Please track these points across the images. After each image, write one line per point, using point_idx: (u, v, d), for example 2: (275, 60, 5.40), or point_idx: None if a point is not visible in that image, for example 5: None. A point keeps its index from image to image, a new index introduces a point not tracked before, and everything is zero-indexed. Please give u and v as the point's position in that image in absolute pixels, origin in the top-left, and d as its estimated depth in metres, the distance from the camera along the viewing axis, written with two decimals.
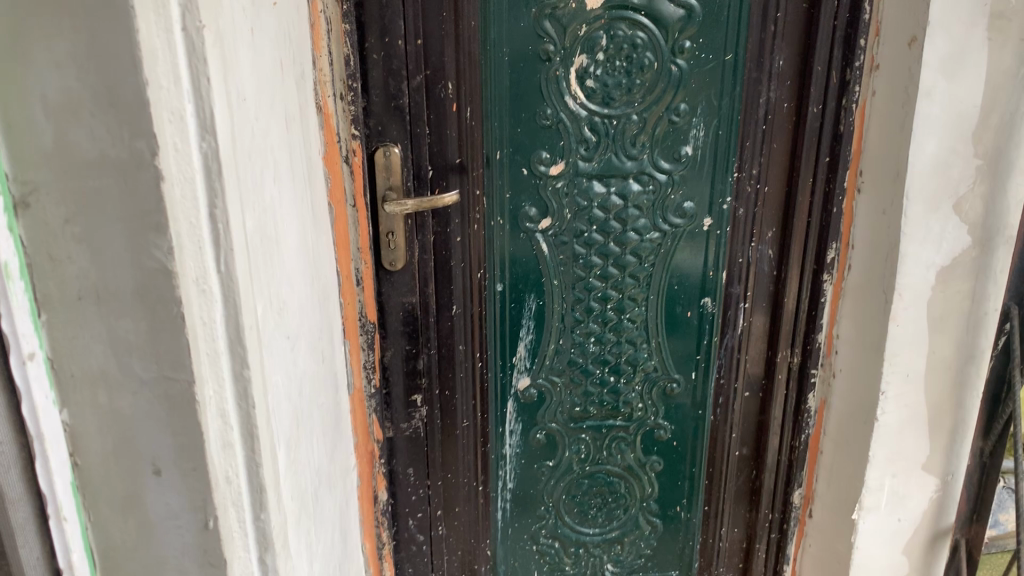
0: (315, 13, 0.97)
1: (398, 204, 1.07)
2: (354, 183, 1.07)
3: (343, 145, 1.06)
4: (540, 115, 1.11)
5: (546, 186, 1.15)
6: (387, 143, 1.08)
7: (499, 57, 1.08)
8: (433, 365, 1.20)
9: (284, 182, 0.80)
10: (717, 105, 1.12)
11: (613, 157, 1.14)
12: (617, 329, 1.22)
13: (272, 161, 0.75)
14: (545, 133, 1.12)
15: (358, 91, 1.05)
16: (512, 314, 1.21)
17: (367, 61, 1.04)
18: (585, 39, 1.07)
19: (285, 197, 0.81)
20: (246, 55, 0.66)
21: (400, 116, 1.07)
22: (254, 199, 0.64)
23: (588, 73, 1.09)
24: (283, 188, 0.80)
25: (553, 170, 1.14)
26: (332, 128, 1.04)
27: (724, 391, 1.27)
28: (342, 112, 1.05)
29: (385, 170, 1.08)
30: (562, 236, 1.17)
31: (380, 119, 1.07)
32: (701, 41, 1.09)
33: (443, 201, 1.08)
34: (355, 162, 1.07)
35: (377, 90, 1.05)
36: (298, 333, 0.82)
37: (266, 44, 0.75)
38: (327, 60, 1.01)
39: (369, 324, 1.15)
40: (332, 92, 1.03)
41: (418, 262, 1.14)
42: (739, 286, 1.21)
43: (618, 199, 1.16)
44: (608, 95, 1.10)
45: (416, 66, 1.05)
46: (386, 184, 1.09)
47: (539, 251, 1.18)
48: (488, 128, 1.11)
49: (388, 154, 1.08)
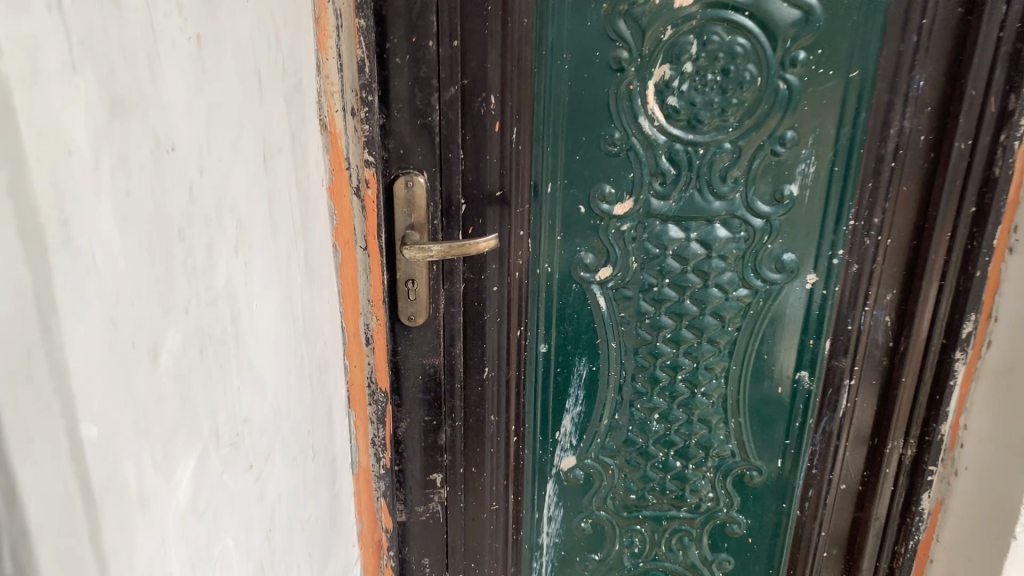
0: (320, 4, 0.74)
1: (421, 249, 0.84)
2: (366, 220, 0.84)
3: (353, 173, 0.82)
4: (606, 138, 0.88)
5: (608, 228, 0.92)
6: (409, 170, 0.85)
7: (557, 65, 0.85)
8: (457, 441, 0.97)
9: (253, 248, 0.57)
10: (834, 135, 0.87)
11: (696, 195, 0.90)
12: (688, 406, 0.99)
13: (234, 221, 0.53)
14: (611, 162, 0.89)
15: (376, 105, 0.81)
16: (557, 382, 0.98)
17: (389, 65, 0.80)
18: (670, 44, 0.83)
19: (257, 267, 0.58)
20: (179, 78, 0.43)
21: (427, 136, 0.84)
22: (182, 296, 0.43)
23: (670, 89, 0.85)
24: (252, 254, 0.57)
25: (618, 209, 0.91)
26: (340, 152, 0.80)
27: (815, 482, 1.04)
28: (353, 131, 0.81)
29: (405, 205, 0.85)
30: (625, 290, 0.94)
31: (402, 141, 0.83)
32: (820, 52, 0.84)
33: (476, 247, 0.85)
34: (367, 195, 0.84)
35: (400, 102, 0.82)
36: (270, 452, 0.61)
37: (231, 52, 0.52)
38: (335, 64, 0.77)
39: (379, 394, 0.93)
40: (341, 106, 0.80)
41: (444, 317, 0.91)
42: (845, 359, 0.97)
43: (699, 246, 0.92)
44: (694, 117, 0.86)
45: (452, 73, 0.81)
46: (408, 221, 0.86)
47: (594, 306, 0.95)
48: (539, 153, 0.89)
49: (411, 185, 0.84)
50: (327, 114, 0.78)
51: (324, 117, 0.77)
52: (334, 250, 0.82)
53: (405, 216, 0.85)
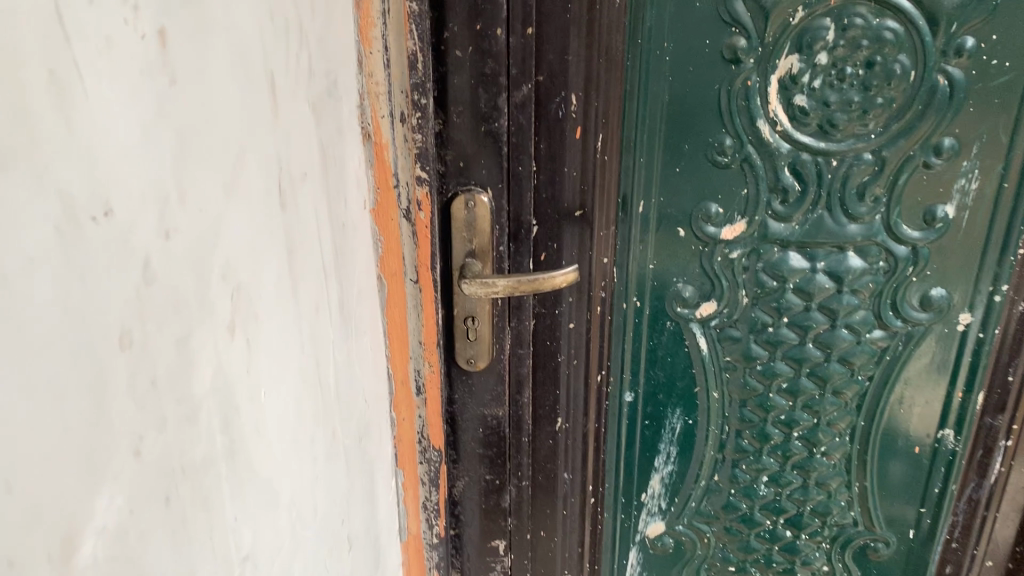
0: None
1: (484, 283, 0.69)
2: (418, 250, 0.69)
3: (402, 193, 0.67)
4: (715, 146, 0.71)
5: (713, 254, 0.75)
6: (470, 187, 0.69)
7: (656, 57, 0.69)
8: (524, 503, 0.82)
9: (265, 316, 0.43)
10: (1005, 142, 0.69)
11: (825, 216, 0.73)
12: (804, 468, 0.84)
13: (235, 285, 0.38)
14: (719, 176, 0.72)
15: (431, 108, 0.66)
16: (645, 436, 0.84)
17: (448, 58, 0.65)
18: (800, 30, 0.66)
19: (275, 340, 0.44)
20: (119, 102, 0.28)
21: (493, 145, 0.68)
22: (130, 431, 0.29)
23: (797, 85, 0.68)
24: (265, 323, 0.43)
25: (726, 232, 0.74)
26: (387, 167, 0.65)
27: (955, 558, 0.87)
28: (402, 141, 0.66)
29: (466, 229, 0.70)
30: (731, 330, 0.78)
31: (463, 151, 0.68)
32: (994, 39, 0.65)
33: (553, 282, 0.70)
34: (419, 219, 0.68)
35: (460, 103, 0.66)
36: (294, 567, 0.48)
37: (229, 54, 0.37)
38: (382, 59, 0.62)
39: (431, 451, 0.78)
40: (388, 111, 0.64)
41: (510, 360, 0.76)
42: (1003, 418, 0.79)
43: (828, 279, 0.75)
44: (828, 120, 0.69)
45: (524, 67, 0.66)
46: (467, 248, 0.70)
47: (693, 348, 0.79)
48: (631, 166, 0.73)
49: (472, 207, 0.69)
50: (372, 120, 0.63)
51: (365, 124, 0.62)
52: (379, 284, 0.68)
53: (465, 242, 0.70)
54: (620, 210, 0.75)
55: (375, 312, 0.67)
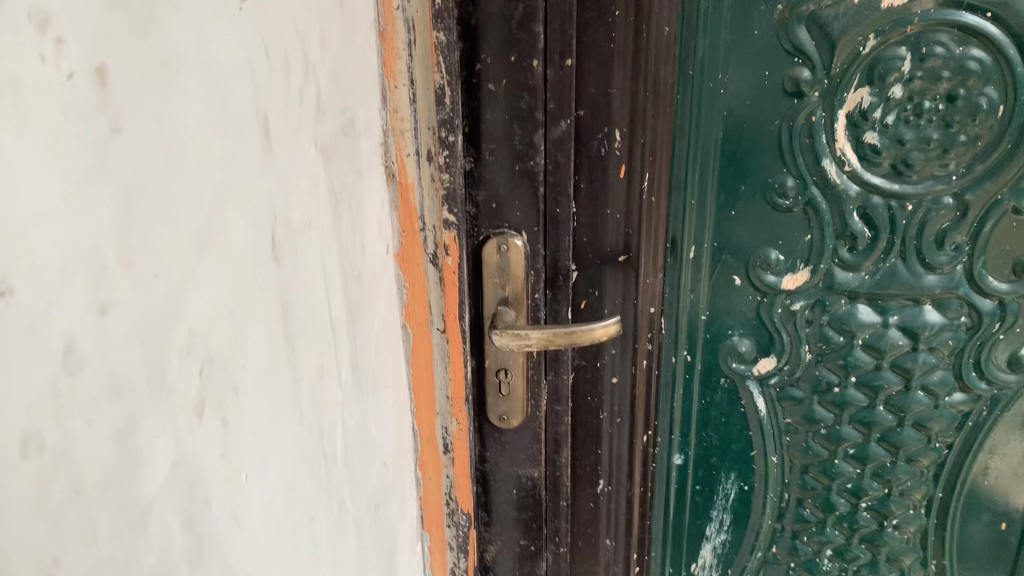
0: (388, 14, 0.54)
1: (517, 334, 0.63)
2: (447, 299, 0.64)
3: (428, 236, 0.62)
4: (776, 187, 0.65)
5: (773, 306, 0.68)
6: (502, 230, 0.64)
7: (710, 89, 0.63)
8: (562, 570, 0.75)
9: (252, 388, 0.38)
10: None
11: (900, 265, 0.65)
12: (874, 542, 0.76)
13: (210, 354, 0.33)
14: (780, 221, 0.66)
15: (461, 145, 0.61)
16: (696, 502, 0.77)
17: (480, 91, 0.59)
18: (872, 59, 0.59)
19: (267, 412, 0.39)
20: (27, 156, 0.23)
21: (528, 185, 0.62)
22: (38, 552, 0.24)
23: (868, 121, 0.61)
24: (251, 396, 0.38)
25: (788, 282, 0.67)
26: (412, 210, 0.60)
27: None
28: (429, 181, 0.60)
29: (498, 274, 0.64)
30: (792, 389, 0.71)
31: (495, 192, 0.63)
32: None
33: (594, 335, 0.63)
34: (446, 265, 0.63)
35: (492, 140, 0.61)
36: None
37: (207, 92, 0.33)
38: (407, 94, 0.57)
39: (460, 515, 0.72)
40: (413, 149, 0.59)
41: (546, 416, 0.70)
42: None
43: (902, 335, 0.67)
44: (903, 159, 0.62)
45: (562, 102, 0.60)
46: (500, 295, 0.65)
47: (750, 408, 0.72)
48: (682, 209, 0.67)
49: (504, 252, 0.64)
50: (395, 159, 0.58)
51: (388, 164, 0.58)
52: (402, 335, 0.62)
53: (498, 289, 0.65)
54: (669, 255, 0.69)
55: (398, 365, 0.62)
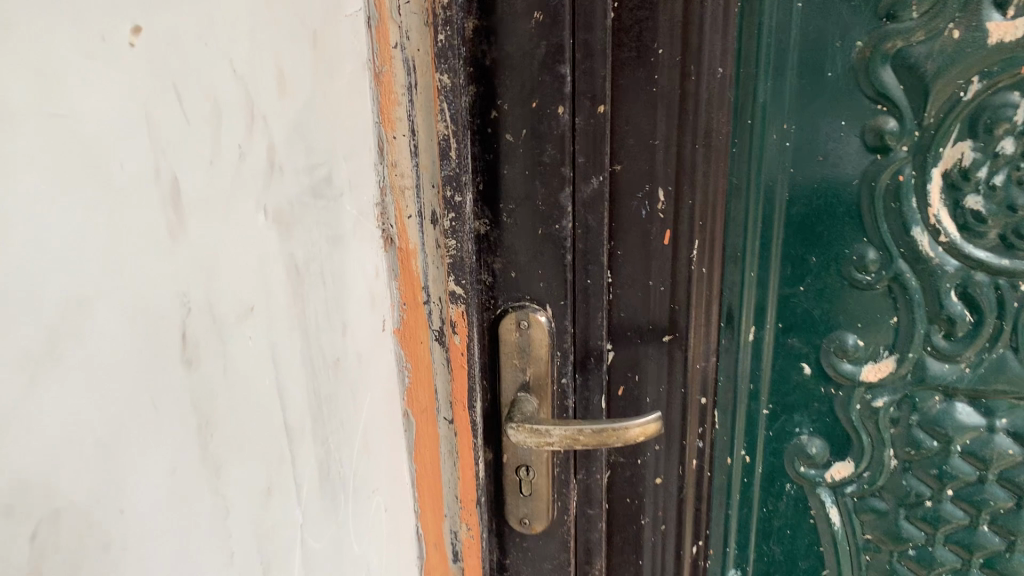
0: (387, 57, 0.47)
1: (534, 430, 0.52)
2: (455, 383, 0.54)
3: (433, 312, 0.52)
4: (854, 260, 0.53)
5: (850, 401, 0.56)
6: (521, 301, 0.55)
7: (770, 143, 0.52)
8: None
9: (141, 537, 0.29)
10: None
11: (1011, 357, 0.52)
12: None
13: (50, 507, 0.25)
14: (861, 301, 0.54)
15: (475, 206, 0.52)
16: None
17: (499, 141, 0.51)
18: (976, 107, 0.48)
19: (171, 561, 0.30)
20: None
21: (555, 252, 0.53)
22: None
23: (970, 182, 0.50)
24: (139, 549, 0.29)
25: (868, 372, 0.55)
26: (414, 280, 0.51)
27: None
28: (433, 247, 0.51)
29: (517, 354, 0.55)
30: (873, 499, 0.59)
31: (514, 260, 0.54)
32: None
33: (627, 435, 0.52)
34: (453, 346, 0.53)
35: (511, 198, 0.52)
36: None
37: (60, 152, 0.24)
38: (407, 144, 0.48)
39: None
40: (414, 210, 0.50)
41: (576, 521, 0.61)
42: None
43: (1015, 444, 0.54)
44: (1015, 228, 0.50)
45: (593, 155, 0.51)
46: (519, 379, 0.55)
47: (821, 519, 0.60)
48: (741, 284, 0.56)
49: (524, 330, 0.54)
50: (395, 222, 0.50)
51: (389, 226, 0.50)
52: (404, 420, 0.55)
53: (517, 370, 0.55)
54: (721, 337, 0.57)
55: (394, 460, 0.54)
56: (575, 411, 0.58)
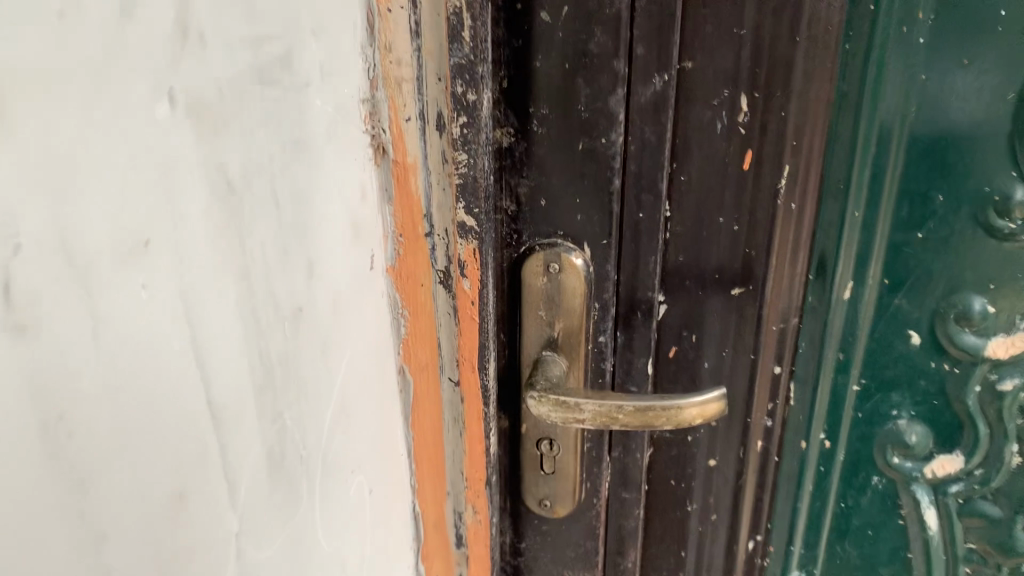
0: None
1: (565, 404, 0.41)
2: (462, 336, 0.42)
3: (436, 247, 0.41)
4: (997, 202, 0.40)
5: (968, 382, 0.44)
6: (552, 238, 0.43)
7: (896, 37, 0.38)
8: None
9: None
10: None
11: None
12: None
13: None
14: (1001, 256, 0.41)
15: (495, 111, 0.40)
16: None
17: (531, 23, 0.38)
18: None
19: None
20: None
21: (600, 176, 0.41)
22: None
23: None
24: None
25: (998, 347, 0.43)
26: (414, 205, 0.40)
27: None
28: (437, 162, 0.39)
29: (545, 304, 0.43)
30: (984, 504, 0.47)
31: (544, 184, 0.42)
32: None
33: (681, 418, 0.40)
34: (461, 291, 0.41)
35: (544, 101, 0.40)
36: None
37: None
38: (407, 22, 0.36)
39: None
40: (414, 113, 0.38)
41: (608, 506, 0.49)
42: None
43: None
44: None
45: (658, 46, 0.39)
46: (546, 335, 0.44)
47: (912, 522, 0.48)
48: (838, 229, 0.42)
49: (555, 276, 0.43)
50: (390, 127, 0.38)
51: (381, 130, 0.38)
52: (396, 381, 0.43)
53: (546, 324, 0.44)
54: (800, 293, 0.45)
55: (392, 428, 0.43)
56: (613, 378, 0.47)
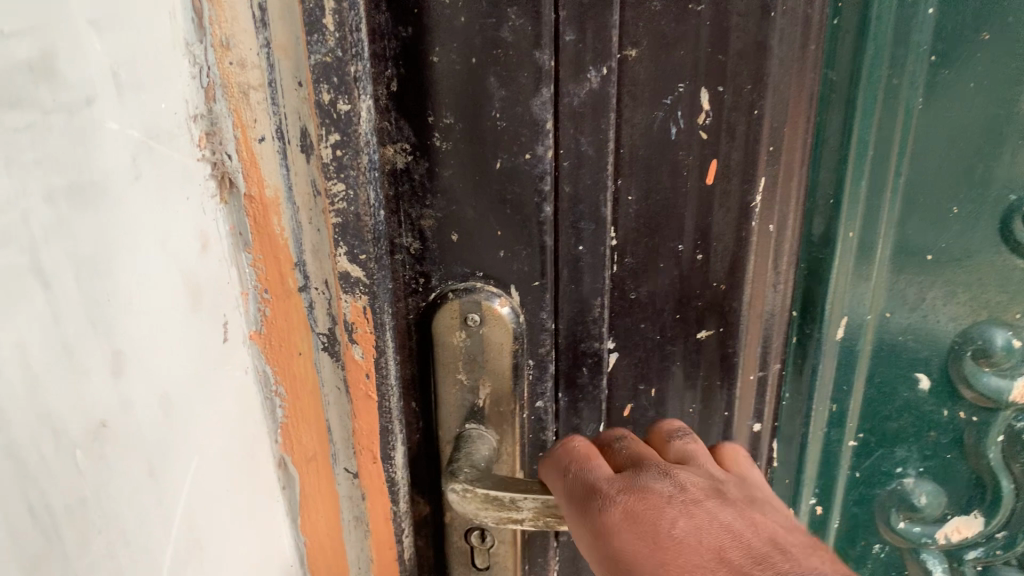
0: None
1: (504, 505, 0.31)
2: (359, 418, 0.32)
3: (314, 307, 0.31)
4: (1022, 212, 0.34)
5: (988, 431, 0.38)
6: (468, 281, 0.33)
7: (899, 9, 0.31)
8: None
9: None
10: None
11: None
12: None
13: None
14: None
15: (379, 122, 0.30)
16: None
17: (422, 5, 0.28)
18: None
19: None
20: None
21: (526, 201, 0.32)
22: None
23: None
24: None
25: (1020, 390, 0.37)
26: (279, 251, 0.30)
27: None
28: (306, 194, 0.29)
29: (465, 364, 0.34)
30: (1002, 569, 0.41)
31: (454, 211, 0.32)
32: None
33: None
34: (352, 360, 0.31)
35: (448, 108, 0.30)
36: None
37: None
38: (249, 7, 0.26)
39: None
40: (270, 131, 0.28)
41: None
42: None
43: None
44: None
45: (591, 29, 0.29)
46: (467, 403, 0.35)
47: None
48: (829, 255, 0.36)
49: (475, 330, 0.33)
50: (238, 152, 0.28)
51: (226, 156, 0.28)
52: (274, 472, 0.34)
53: (469, 389, 0.34)
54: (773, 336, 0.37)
55: (271, 535, 0.34)
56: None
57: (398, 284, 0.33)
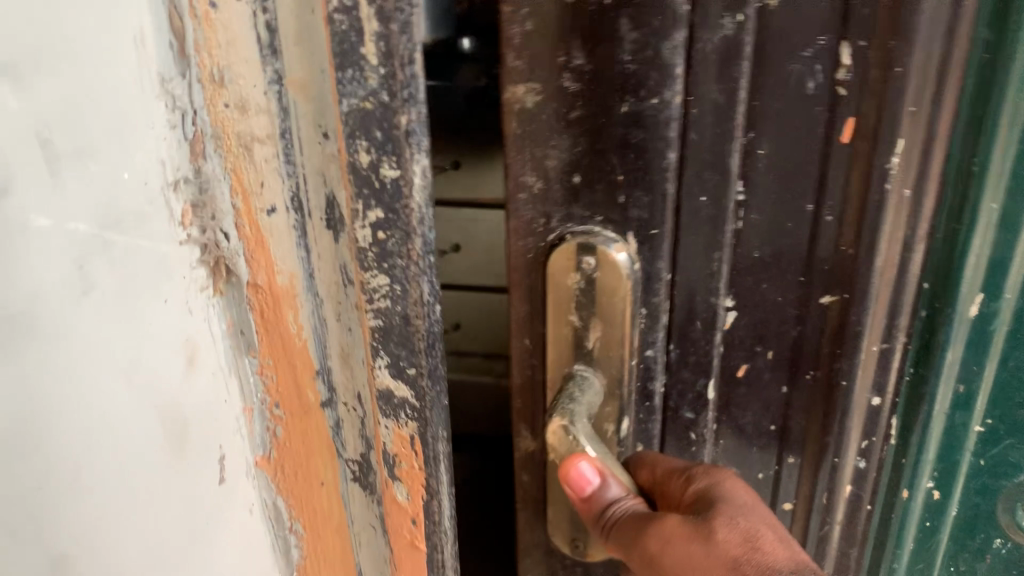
0: None
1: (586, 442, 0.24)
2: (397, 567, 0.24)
3: (343, 424, 0.23)
4: None
5: None
6: (587, 223, 0.24)
7: None
8: None
9: None
10: None
11: None
12: None
13: None
14: None
15: (507, 57, 0.22)
16: None
17: None
18: None
19: None
20: None
21: (656, 137, 0.22)
22: None
23: None
24: None
25: None
26: (294, 357, 0.22)
27: None
28: (334, 284, 0.21)
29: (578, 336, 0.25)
30: None
31: (565, 144, 0.23)
32: None
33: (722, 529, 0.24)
34: (392, 500, 0.23)
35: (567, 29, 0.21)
36: None
37: None
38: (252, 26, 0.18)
39: None
40: (284, 195, 0.20)
41: None
42: None
43: None
44: None
45: None
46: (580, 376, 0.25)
47: None
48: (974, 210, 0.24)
49: (591, 276, 0.24)
50: (240, 231, 0.20)
51: (221, 234, 0.20)
52: None
53: (573, 352, 0.25)
54: (909, 372, 0.27)
55: None
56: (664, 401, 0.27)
57: (517, 225, 0.24)
